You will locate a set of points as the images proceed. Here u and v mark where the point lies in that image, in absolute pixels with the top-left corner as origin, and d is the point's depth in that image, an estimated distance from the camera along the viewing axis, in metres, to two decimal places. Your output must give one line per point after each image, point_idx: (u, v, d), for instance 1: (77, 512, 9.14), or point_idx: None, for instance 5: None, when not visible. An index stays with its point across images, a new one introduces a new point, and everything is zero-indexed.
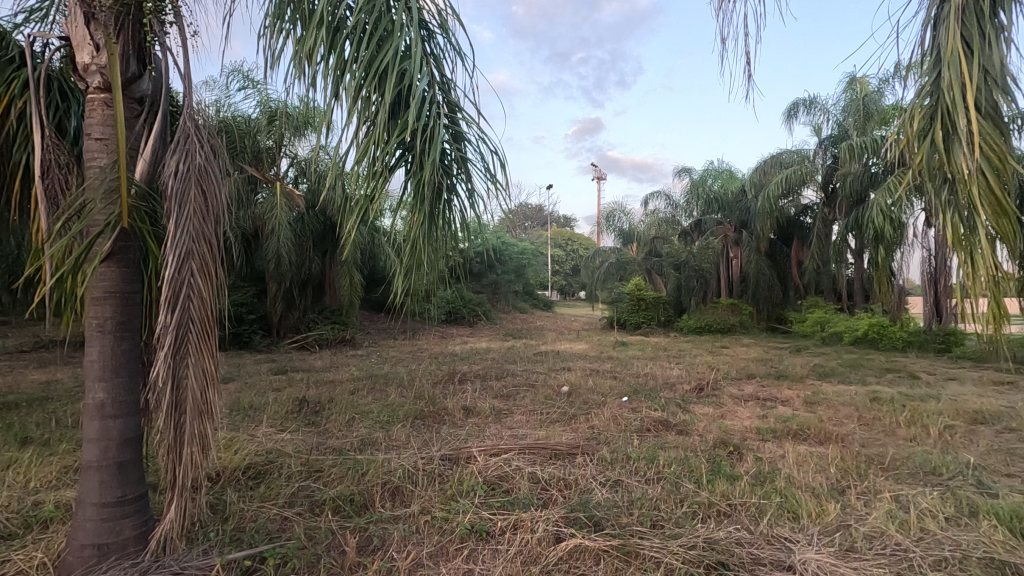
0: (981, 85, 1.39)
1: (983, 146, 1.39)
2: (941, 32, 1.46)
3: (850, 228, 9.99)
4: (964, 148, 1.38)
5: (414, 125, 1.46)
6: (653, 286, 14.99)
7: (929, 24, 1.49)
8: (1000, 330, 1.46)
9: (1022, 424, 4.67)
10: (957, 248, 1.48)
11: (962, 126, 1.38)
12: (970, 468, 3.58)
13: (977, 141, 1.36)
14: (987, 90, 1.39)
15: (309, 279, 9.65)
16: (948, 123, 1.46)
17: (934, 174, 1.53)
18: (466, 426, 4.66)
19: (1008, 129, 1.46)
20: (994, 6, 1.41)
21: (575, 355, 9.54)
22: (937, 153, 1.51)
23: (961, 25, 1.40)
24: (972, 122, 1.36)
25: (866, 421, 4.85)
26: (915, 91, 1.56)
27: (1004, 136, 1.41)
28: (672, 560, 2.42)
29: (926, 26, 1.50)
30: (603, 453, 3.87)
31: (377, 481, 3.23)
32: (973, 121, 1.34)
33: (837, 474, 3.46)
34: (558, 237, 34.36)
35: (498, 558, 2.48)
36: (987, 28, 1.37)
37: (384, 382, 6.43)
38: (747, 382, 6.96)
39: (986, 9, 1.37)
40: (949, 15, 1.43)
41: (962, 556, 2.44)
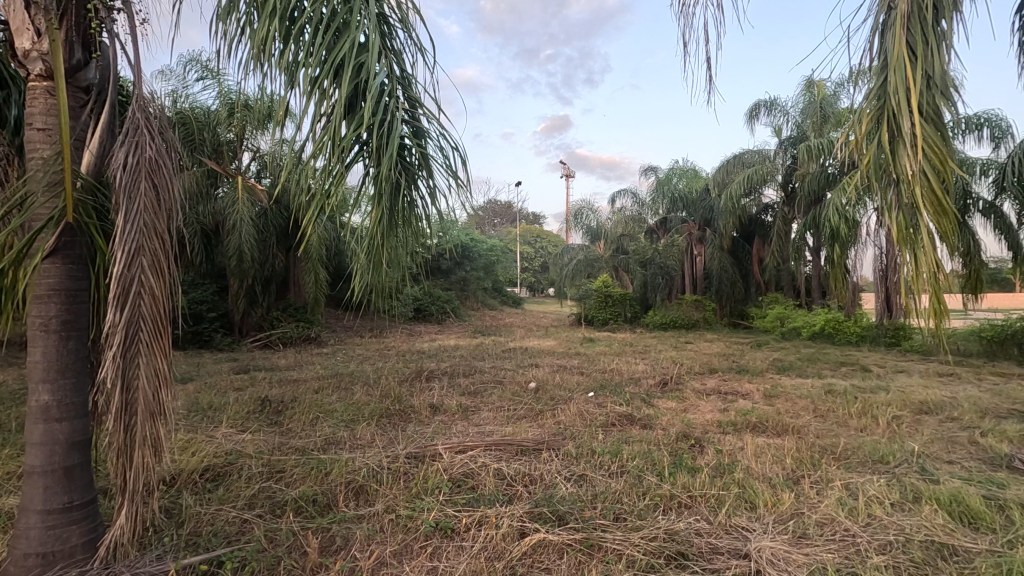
0: (923, 90, 1.46)
1: (927, 148, 1.46)
2: (888, 39, 1.52)
3: (808, 226, 10.34)
4: (907, 149, 1.45)
5: (375, 118, 1.43)
6: (620, 282, 15.68)
7: (877, 30, 1.56)
8: (941, 324, 1.52)
9: (963, 413, 4.94)
10: (902, 246, 1.55)
11: (906, 129, 1.44)
12: (914, 455, 3.77)
13: (920, 143, 1.42)
14: (930, 95, 1.47)
15: (272, 276, 9.44)
16: (894, 126, 1.53)
17: (881, 175, 1.60)
18: (433, 423, 4.64)
19: (950, 133, 1.53)
20: (936, 15, 1.49)
21: (543, 351, 9.61)
22: (884, 155, 1.58)
23: (907, 32, 1.47)
24: (915, 124, 1.43)
25: (821, 413, 5.04)
26: (863, 95, 1.63)
27: (945, 139, 1.49)
28: (633, 552, 2.47)
29: (873, 32, 1.57)
30: (569, 448, 3.91)
31: (341, 481, 3.19)
32: (915, 123, 1.41)
33: (792, 464, 3.58)
34: (527, 235, 34.53)
35: (462, 555, 2.48)
36: (930, 36, 1.45)
37: (350, 380, 6.35)
38: (709, 376, 7.16)
39: (929, 19, 1.44)
40: (895, 23, 1.49)
41: (905, 540, 2.57)
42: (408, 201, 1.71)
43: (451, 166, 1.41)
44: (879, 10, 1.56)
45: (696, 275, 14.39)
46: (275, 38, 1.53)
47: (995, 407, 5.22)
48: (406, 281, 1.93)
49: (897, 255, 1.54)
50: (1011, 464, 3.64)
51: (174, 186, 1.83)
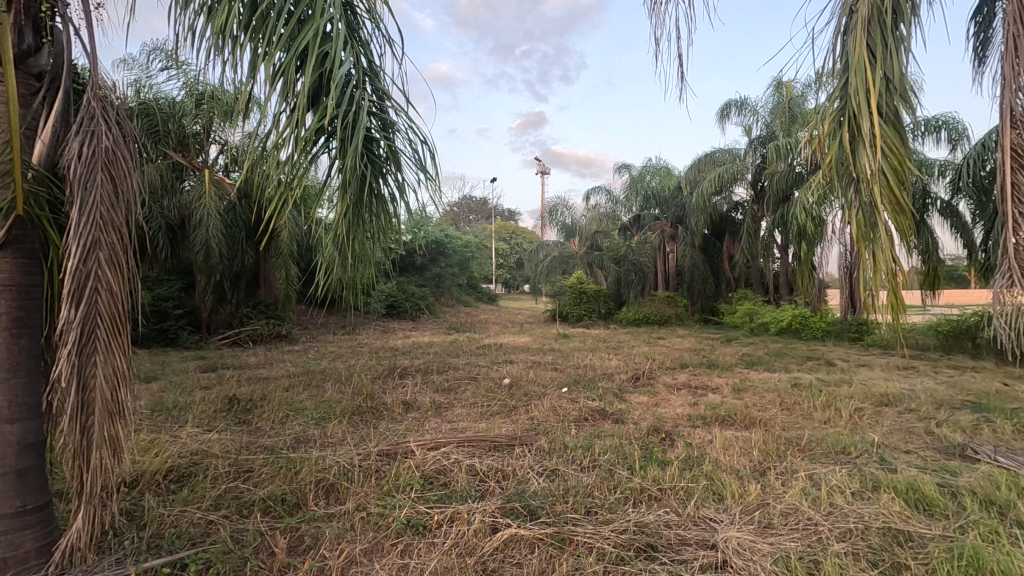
0: (883, 91, 1.51)
1: (886, 148, 1.52)
2: (850, 41, 1.56)
3: (776, 224, 10.59)
4: (867, 149, 1.49)
5: (341, 109, 1.41)
6: (594, 278, 15.80)
7: (840, 32, 1.60)
8: (898, 318, 1.56)
9: (920, 405, 5.13)
10: (862, 242, 1.59)
11: (866, 129, 1.49)
12: (874, 446, 3.90)
13: (879, 143, 1.47)
14: (889, 97, 1.52)
15: (241, 272, 9.24)
16: (855, 126, 1.57)
17: (842, 174, 1.65)
18: (405, 421, 4.61)
19: (908, 134, 1.59)
20: (895, 19, 1.54)
21: (517, 347, 9.62)
22: (845, 154, 1.62)
23: (867, 35, 1.51)
24: (875, 123, 1.47)
25: (787, 406, 5.18)
26: (827, 96, 1.67)
27: (903, 140, 1.54)
28: (604, 545, 2.50)
29: (835, 35, 1.61)
30: (541, 443, 3.93)
31: (311, 479, 3.14)
32: (875, 123, 1.45)
33: (759, 456, 3.67)
34: (502, 231, 34.60)
35: (434, 552, 2.46)
36: (888, 39, 1.49)
37: (322, 378, 6.26)
38: (680, 371, 7.28)
39: (888, 23, 1.49)
40: (857, 26, 1.54)
41: (864, 528, 2.66)
42: (375, 195, 1.69)
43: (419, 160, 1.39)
44: (841, 13, 1.60)
45: (668, 271, 14.61)
46: (237, 24, 1.48)
47: (950, 399, 5.43)
48: (374, 276, 1.90)
49: (856, 252, 1.58)
50: (965, 453, 3.79)
51: (133, 178, 1.76)
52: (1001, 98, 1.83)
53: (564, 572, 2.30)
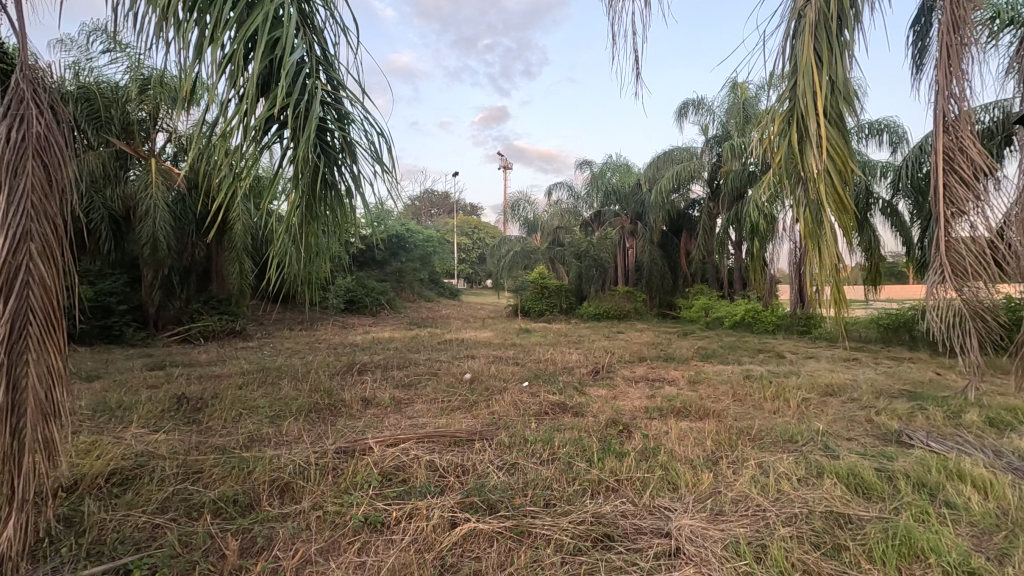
0: (829, 94, 1.57)
1: (830, 149, 1.58)
2: (798, 45, 1.62)
3: (731, 221, 10.91)
4: (814, 149, 1.55)
5: (293, 97, 1.35)
6: (556, 273, 15.95)
7: (789, 36, 1.66)
8: (841, 311, 1.63)
9: (861, 395, 5.41)
10: (809, 239, 1.65)
11: (813, 130, 1.55)
12: (819, 434, 4.09)
13: (824, 144, 1.53)
14: (834, 99, 1.58)
15: (192, 266, 8.90)
16: (804, 128, 1.63)
17: (791, 174, 1.71)
18: (364, 417, 4.54)
19: (851, 136, 1.66)
20: (841, 25, 1.60)
21: (479, 342, 9.61)
22: (794, 154, 1.68)
23: (814, 39, 1.57)
24: (821, 125, 1.53)
25: (739, 397, 5.37)
26: (778, 97, 1.73)
27: (846, 141, 1.61)
28: (561, 537, 2.54)
29: (785, 38, 1.67)
30: (501, 437, 3.95)
31: (265, 479, 3.06)
32: (821, 124, 1.51)
33: (712, 446, 3.79)
34: (464, 226, 34.48)
35: (392, 549, 2.44)
36: (834, 44, 1.56)
37: (277, 375, 6.10)
38: (638, 364, 7.45)
39: (834, 28, 1.54)
40: (805, 30, 1.60)
41: (808, 512, 2.78)
42: (329, 186, 1.64)
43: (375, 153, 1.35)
44: (790, 17, 1.66)
45: (628, 267, 14.88)
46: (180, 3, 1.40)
47: (888, 388, 5.74)
48: (328, 270, 1.85)
49: (803, 249, 1.65)
50: (900, 439, 4.02)
51: (68, 166, 1.66)
52: (936, 103, 1.94)
53: (522, 564, 2.32)
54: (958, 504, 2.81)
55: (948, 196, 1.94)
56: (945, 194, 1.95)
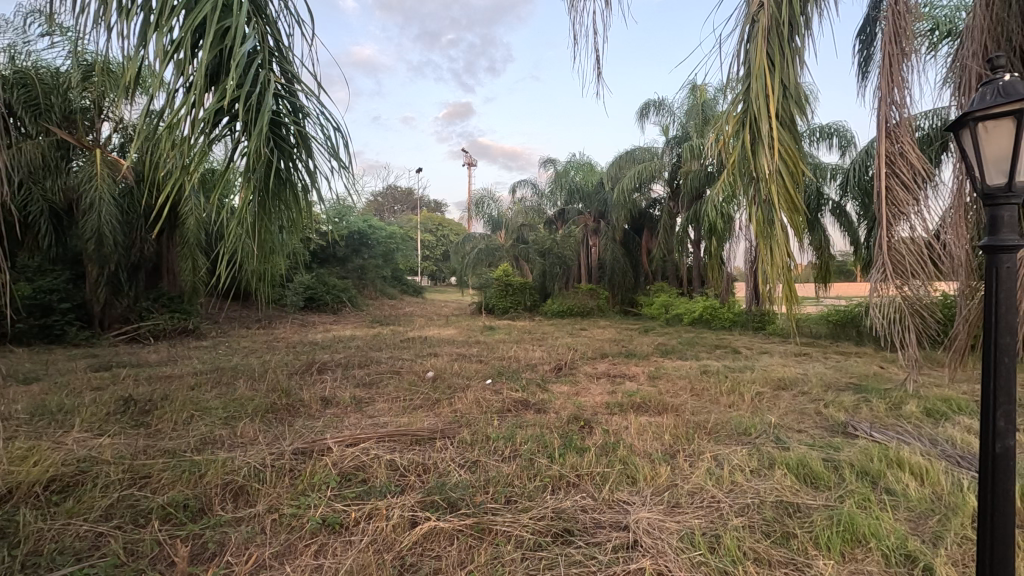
0: (781, 98, 1.64)
1: (781, 151, 1.64)
2: (752, 49, 1.67)
3: (690, 220, 11.23)
4: (767, 150, 1.61)
5: (245, 90, 1.30)
6: (520, 271, 16.02)
7: (743, 41, 1.71)
8: (792, 306, 1.67)
9: (811, 388, 5.64)
10: (761, 237, 1.70)
11: (765, 131, 1.60)
12: (771, 427, 4.24)
13: (776, 146, 1.58)
14: (784, 103, 1.65)
15: (140, 262, 8.51)
16: (756, 129, 1.68)
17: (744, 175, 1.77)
18: (323, 417, 4.46)
19: (801, 139, 1.73)
20: (792, 31, 1.66)
21: (442, 340, 9.55)
22: (747, 155, 1.74)
23: (767, 43, 1.62)
24: (773, 129, 1.59)
25: (696, 391, 5.51)
26: (731, 100, 1.79)
27: (795, 143, 1.68)
28: (522, 533, 2.55)
29: (740, 42, 1.72)
30: (463, 435, 3.94)
31: (217, 483, 2.96)
32: (773, 125, 1.55)
33: (670, 440, 3.88)
34: (428, 223, 34.23)
35: (350, 550, 2.40)
36: (785, 48, 1.61)
37: (232, 375, 5.90)
38: (600, 361, 7.55)
39: (785, 34, 1.60)
40: (758, 35, 1.65)
41: (760, 502, 2.88)
42: (283, 182, 1.59)
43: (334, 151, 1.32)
44: (744, 22, 1.71)
45: (591, 264, 15.07)
46: None
47: (836, 381, 6.00)
48: (281, 266, 1.80)
49: (756, 246, 1.70)
50: (846, 430, 4.20)
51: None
52: (878, 109, 2.02)
53: (483, 562, 2.32)
54: (897, 491, 2.97)
55: (890, 199, 2.03)
56: (888, 196, 2.04)
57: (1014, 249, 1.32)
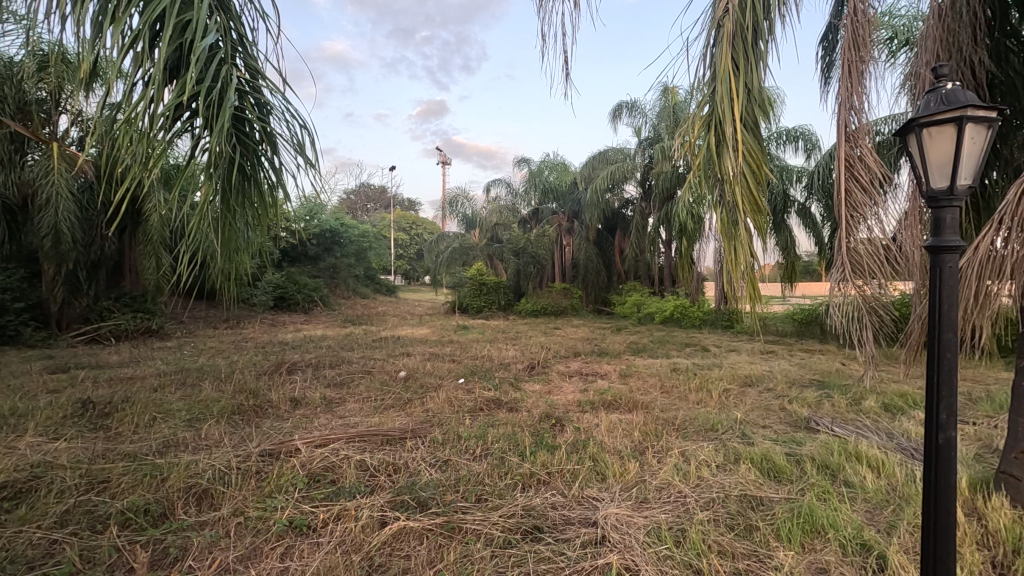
0: (745, 102, 1.69)
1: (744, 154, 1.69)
2: (717, 53, 1.72)
3: (662, 220, 11.41)
4: (731, 152, 1.65)
5: (206, 86, 1.26)
6: (494, 270, 16.04)
7: (709, 45, 1.75)
8: (756, 306, 1.71)
9: (775, 384, 5.80)
10: (725, 237, 1.75)
11: (729, 133, 1.64)
12: (737, 423, 4.34)
13: (740, 149, 1.62)
14: (747, 106, 1.70)
15: (101, 260, 8.23)
16: (721, 132, 1.73)
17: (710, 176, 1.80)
18: (292, 418, 4.39)
19: (764, 142, 1.77)
20: (755, 36, 1.70)
21: (415, 339, 9.48)
22: (711, 157, 1.78)
23: (732, 47, 1.66)
24: (737, 132, 1.63)
25: (666, 389, 5.60)
26: (698, 103, 1.83)
27: (759, 146, 1.73)
28: (492, 531, 2.56)
29: (706, 46, 1.76)
30: (435, 434, 3.92)
31: (180, 486, 2.89)
32: (737, 127, 1.60)
33: (639, 437, 3.93)
34: (401, 222, 33.99)
35: (317, 552, 2.37)
36: (748, 54, 1.66)
37: (198, 375, 5.77)
38: (573, 359, 7.61)
39: (749, 39, 1.65)
40: (723, 39, 1.69)
41: (725, 496, 2.96)
42: (247, 180, 1.55)
43: (299, 149, 1.29)
44: (710, 27, 1.75)
45: (565, 264, 15.15)
46: None
47: (800, 378, 6.18)
48: (246, 265, 1.76)
49: (721, 247, 1.74)
50: (809, 425, 4.33)
51: None
52: (838, 113, 2.10)
53: (452, 560, 2.32)
54: (855, 483, 3.08)
55: (849, 202, 2.11)
56: (847, 199, 2.11)
57: (955, 250, 1.38)
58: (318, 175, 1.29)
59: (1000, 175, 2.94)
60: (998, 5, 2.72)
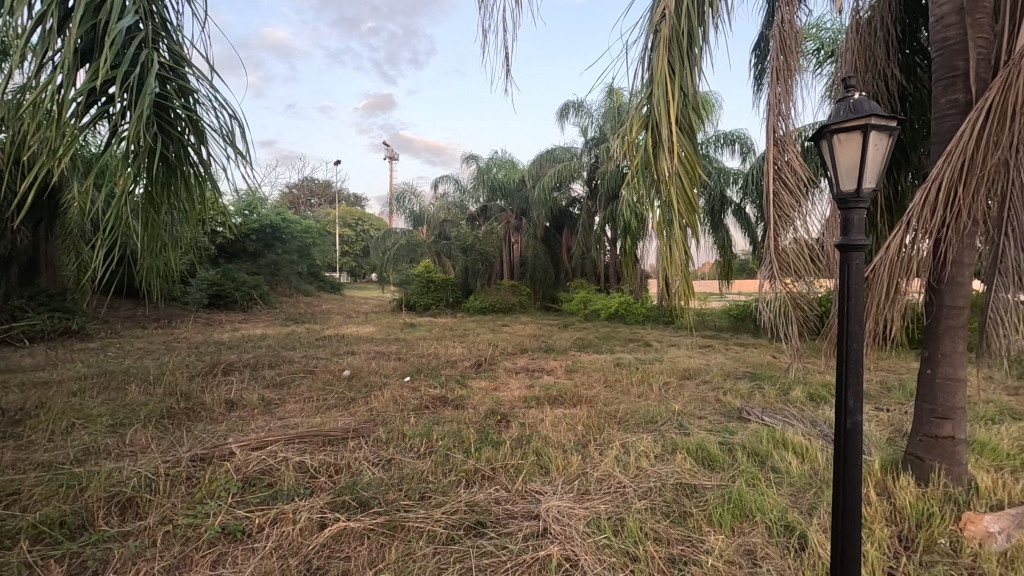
0: (680, 105, 1.77)
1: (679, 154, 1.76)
2: (654, 56, 1.78)
3: (608, 218, 11.69)
4: (667, 153, 1.72)
5: (123, 70, 1.19)
6: (442, 267, 15.92)
7: (647, 47, 1.81)
8: (689, 301, 1.78)
9: (712, 377, 6.06)
10: (660, 234, 1.80)
11: (665, 135, 1.71)
12: (675, 415, 4.51)
13: (676, 150, 1.69)
14: (682, 108, 1.76)
15: (12, 255, 7.61)
16: (657, 134, 1.79)
17: (646, 174, 1.85)
18: (227, 420, 4.22)
19: (699, 143, 1.85)
20: (690, 41, 1.78)
21: (360, 338, 9.28)
22: (648, 158, 1.84)
23: (669, 51, 1.73)
24: (671, 134, 1.70)
25: (609, 383, 5.75)
26: (635, 104, 1.88)
27: (693, 147, 1.81)
28: (435, 528, 2.55)
29: (644, 50, 1.81)
30: (379, 433, 3.86)
31: (101, 495, 2.71)
32: (672, 127, 1.66)
33: (582, 430, 4.02)
34: (346, 217, 33.22)
35: (252, 558, 2.29)
36: (684, 58, 1.74)
37: (123, 379, 5.43)
38: (520, 356, 7.68)
39: (685, 42, 1.72)
40: (660, 43, 1.76)
41: (663, 485, 3.07)
42: (171, 172, 1.46)
43: (228, 139, 1.24)
44: (649, 30, 1.81)
45: (513, 261, 15.22)
46: None
47: (734, 370, 6.50)
48: (171, 261, 1.67)
49: (656, 245, 1.80)
50: (741, 415, 4.56)
51: None
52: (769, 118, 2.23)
53: (392, 560, 2.30)
54: (781, 469, 3.26)
55: (777, 204, 2.24)
56: (775, 201, 2.25)
57: (861, 248, 1.49)
58: (248, 165, 1.23)
59: (913, 180, 3.17)
60: (906, 25, 2.97)
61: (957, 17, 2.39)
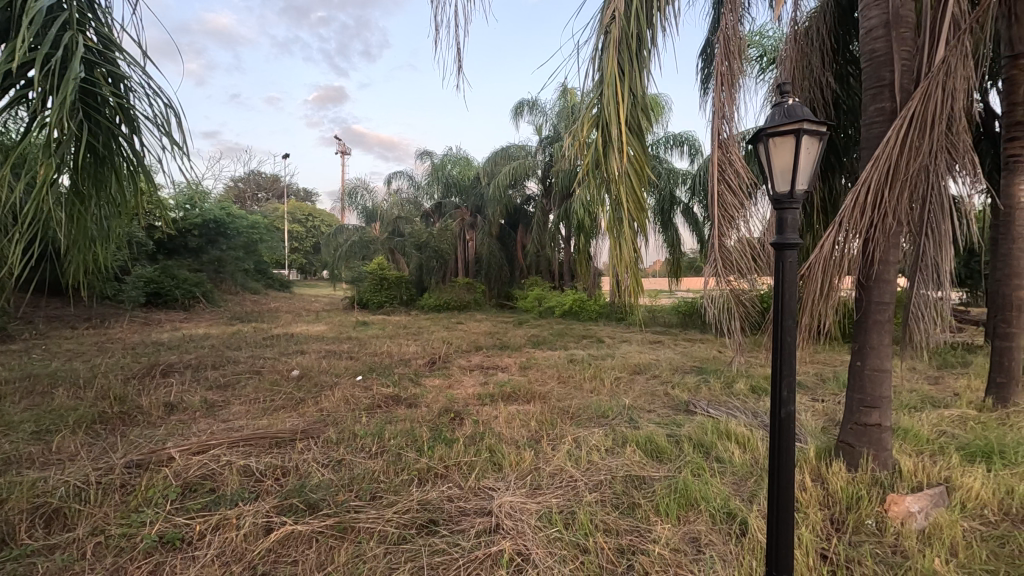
0: (630, 106, 1.81)
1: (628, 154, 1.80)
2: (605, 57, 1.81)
3: (562, 216, 11.83)
4: (617, 153, 1.76)
5: (44, 51, 1.11)
6: (395, 264, 15.69)
7: (598, 47, 1.84)
8: (637, 297, 1.83)
9: (661, 372, 6.24)
10: (610, 231, 1.83)
11: (615, 134, 1.74)
12: (626, 409, 4.61)
13: (625, 150, 1.72)
14: (631, 108, 1.80)
15: None
16: (608, 133, 1.83)
17: (596, 172, 1.88)
18: (166, 424, 4.02)
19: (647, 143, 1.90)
20: (639, 43, 1.82)
21: (310, 337, 9.04)
22: (599, 157, 1.87)
23: (618, 52, 1.77)
24: (622, 134, 1.74)
25: (563, 379, 5.83)
26: (586, 102, 1.91)
27: (642, 147, 1.86)
28: (386, 528, 2.52)
29: (595, 50, 1.85)
30: (329, 434, 3.77)
31: (24, 507, 2.54)
32: (621, 127, 1.70)
33: (535, 427, 4.05)
34: (296, 213, 32.20)
35: (192, 567, 2.20)
36: (633, 59, 1.78)
37: (50, 382, 5.09)
38: (474, 353, 7.67)
39: (634, 44, 1.76)
40: (610, 44, 1.80)
41: (613, 477, 3.15)
42: (98, 162, 1.39)
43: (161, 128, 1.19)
44: (600, 31, 1.84)
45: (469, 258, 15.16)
46: None
47: (682, 365, 6.71)
48: (100, 255, 1.58)
49: (607, 242, 1.82)
50: (688, 408, 4.71)
51: None
52: (713, 122, 2.31)
53: (342, 562, 2.26)
54: (725, 459, 3.40)
55: (721, 204, 2.32)
56: (719, 201, 2.33)
57: (794, 246, 1.57)
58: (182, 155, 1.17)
59: (846, 183, 3.36)
60: (839, 37, 3.14)
61: (884, 30, 2.54)
